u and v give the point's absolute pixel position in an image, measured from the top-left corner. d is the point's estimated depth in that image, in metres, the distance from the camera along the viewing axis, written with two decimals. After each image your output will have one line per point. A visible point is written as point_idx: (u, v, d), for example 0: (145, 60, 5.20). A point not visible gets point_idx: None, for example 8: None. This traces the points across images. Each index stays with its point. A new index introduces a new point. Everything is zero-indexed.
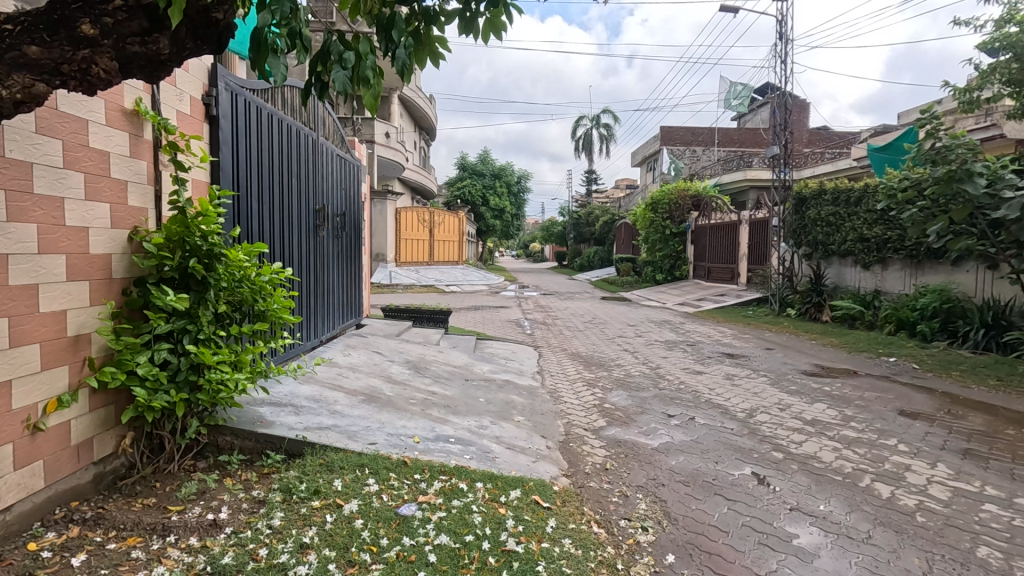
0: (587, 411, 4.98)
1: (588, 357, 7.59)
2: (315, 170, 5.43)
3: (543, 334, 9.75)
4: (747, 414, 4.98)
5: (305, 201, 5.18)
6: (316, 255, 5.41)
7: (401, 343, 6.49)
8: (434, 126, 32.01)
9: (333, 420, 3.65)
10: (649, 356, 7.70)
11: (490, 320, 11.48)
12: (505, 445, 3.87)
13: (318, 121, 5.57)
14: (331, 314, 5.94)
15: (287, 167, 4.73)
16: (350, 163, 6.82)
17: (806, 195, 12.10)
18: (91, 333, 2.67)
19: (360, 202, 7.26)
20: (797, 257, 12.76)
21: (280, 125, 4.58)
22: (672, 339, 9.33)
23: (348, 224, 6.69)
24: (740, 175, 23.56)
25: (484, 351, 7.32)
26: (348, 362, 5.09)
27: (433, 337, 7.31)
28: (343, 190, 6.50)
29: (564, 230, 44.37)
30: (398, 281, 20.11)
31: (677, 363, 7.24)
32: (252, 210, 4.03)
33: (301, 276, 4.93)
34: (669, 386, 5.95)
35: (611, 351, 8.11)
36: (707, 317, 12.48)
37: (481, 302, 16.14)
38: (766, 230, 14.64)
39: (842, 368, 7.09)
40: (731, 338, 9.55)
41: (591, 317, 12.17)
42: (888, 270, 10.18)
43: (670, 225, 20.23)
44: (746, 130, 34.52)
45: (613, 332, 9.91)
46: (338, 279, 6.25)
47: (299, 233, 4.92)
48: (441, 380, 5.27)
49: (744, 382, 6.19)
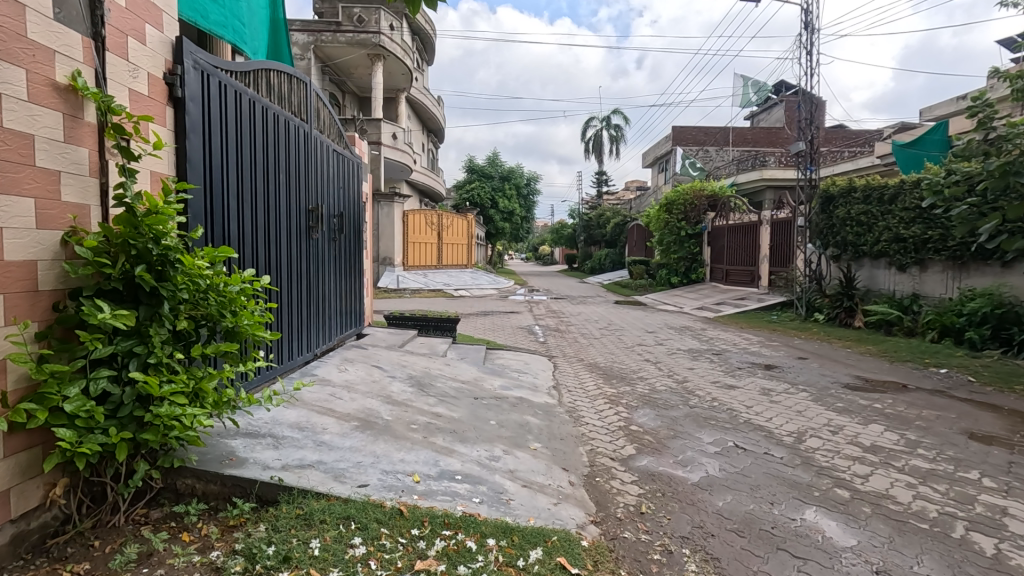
0: (612, 435, 4.40)
1: (607, 368, 7.00)
2: (308, 167, 4.95)
3: (556, 341, 9.18)
4: (795, 438, 4.36)
5: (296, 201, 4.68)
6: (309, 261, 4.93)
7: (404, 355, 5.95)
8: (442, 128, 31.59)
9: (318, 454, 3.10)
10: (673, 367, 7.10)
11: (500, 327, 10.90)
12: (521, 483, 3.29)
13: (312, 113, 5.09)
14: (328, 325, 5.45)
15: (274, 162, 4.26)
16: (350, 161, 6.35)
17: (834, 193, 11.43)
18: (5, 360, 2.14)
19: (361, 203, 6.80)
20: (823, 259, 12.10)
21: (265, 114, 4.11)
22: (695, 347, 8.70)
23: (348, 226, 6.21)
24: (757, 175, 22.85)
25: (495, 363, 6.76)
26: (343, 380, 4.55)
27: (439, 348, 6.76)
28: (342, 189, 6.03)
29: (574, 232, 43.75)
30: (405, 285, 19.65)
31: (705, 375, 6.63)
32: (227, 209, 3.55)
33: (289, 284, 4.44)
34: (700, 404, 5.35)
35: (631, 361, 7.50)
36: (729, 323, 11.84)
37: (491, 306, 15.62)
38: (790, 230, 13.96)
39: (888, 380, 6.45)
40: (758, 346, 8.92)
41: (606, 323, 11.57)
42: (928, 272, 9.49)
43: (686, 226, 19.57)
44: (760, 129, 33.77)
45: (631, 340, 9.31)
46: (336, 286, 5.76)
47: (287, 236, 4.44)
48: (447, 399, 4.71)
49: (783, 398, 5.57)
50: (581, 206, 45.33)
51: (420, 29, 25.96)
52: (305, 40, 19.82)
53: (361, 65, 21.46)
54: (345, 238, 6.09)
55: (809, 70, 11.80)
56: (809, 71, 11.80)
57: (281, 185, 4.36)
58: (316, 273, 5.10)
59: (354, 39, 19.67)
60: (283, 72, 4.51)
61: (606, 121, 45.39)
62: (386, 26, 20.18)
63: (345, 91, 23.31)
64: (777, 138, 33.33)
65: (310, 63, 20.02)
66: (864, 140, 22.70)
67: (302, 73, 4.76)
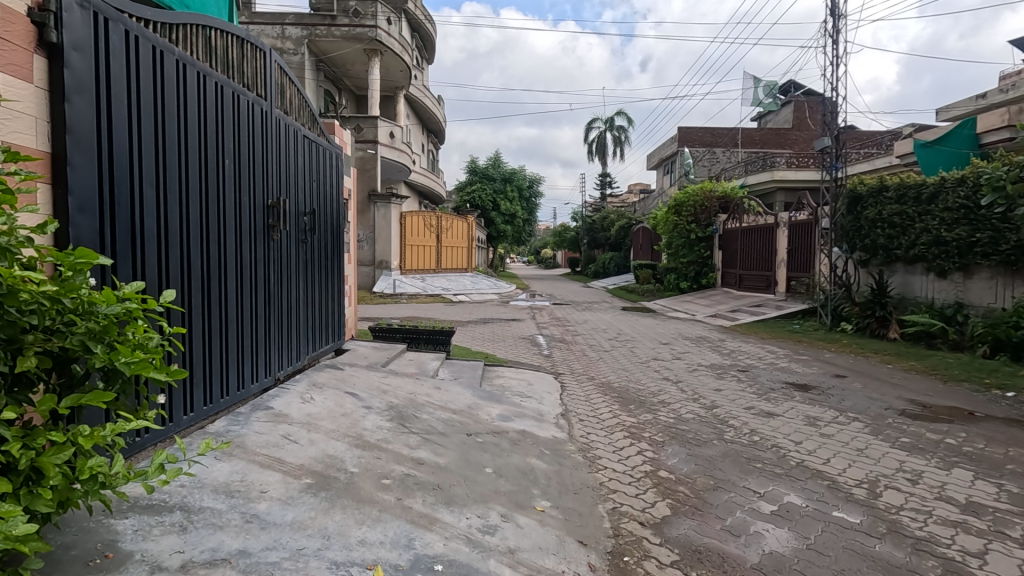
0: (638, 487, 3.52)
1: (622, 390, 6.12)
2: (269, 155, 4.14)
3: (562, 355, 8.31)
4: (868, 492, 3.47)
5: (249, 193, 3.85)
6: (266, 269, 4.11)
7: (386, 378, 5.08)
8: (442, 128, 30.79)
9: (244, 538, 2.23)
10: (697, 388, 6.22)
11: (501, 337, 10.04)
12: (524, 571, 2.41)
13: (274, 89, 4.29)
14: (294, 344, 4.63)
15: (218, 145, 3.44)
16: (327, 153, 5.55)
17: (862, 192, 10.56)
18: None
19: (341, 201, 5.99)
20: (850, 264, 11.21)
21: (204, 83, 3.30)
22: (717, 363, 7.82)
23: (324, 226, 5.40)
24: (767, 176, 22.29)
25: (494, 384, 5.89)
26: (303, 416, 3.68)
27: (429, 366, 5.90)
28: (317, 183, 5.23)
29: (577, 235, 42.89)
30: (403, 290, 18.81)
31: (736, 399, 5.76)
32: (139, 200, 2.74)
33: (232, 297, 3.62)
34: (738, 439, 4.47)
35: (648, 381, 6.62)
36: (748, 332, 10.96)
37: (492, 313, 14.78)
38: (811, 233, 13.08)
39: (949, 405, 5.56)
40: (786, 361, 8.03)
41: (615, 333, 10.71)
42: (973, 279, 8.63)
43: (696, 228, 18.69)
44: (768, 130, 32.91)
45: (645, 353, 8.43)
46: (307, 296, 4.94)
47: (231, 236, 3.60)
48: (433, 437, 3.84)
49: (835, 431, 4.69)
50: (584, 208, 44.47)
51: (419, 27, 25.23)
52: (298, 35, 19.09)
53: (358, 61, 20.71)
54: (320, 240, 5.28)
55: (833, 60, 10.93)
56: (834, 61, 10.92)
57: (227, 173, 3.55)
58: (276, 283, 4.27)
59: (349, 33, 18.93)
60: (231, 34, 3.70)
61: (609, 122, 44.60)
62: (383, 20, 19.43)
63: (342, 89, 22.59)
64: (785, 139, 32.51)
65: (304, 58, 19.26)
66: (879, 139, 21.80)
67: (256, 38, 3.97)
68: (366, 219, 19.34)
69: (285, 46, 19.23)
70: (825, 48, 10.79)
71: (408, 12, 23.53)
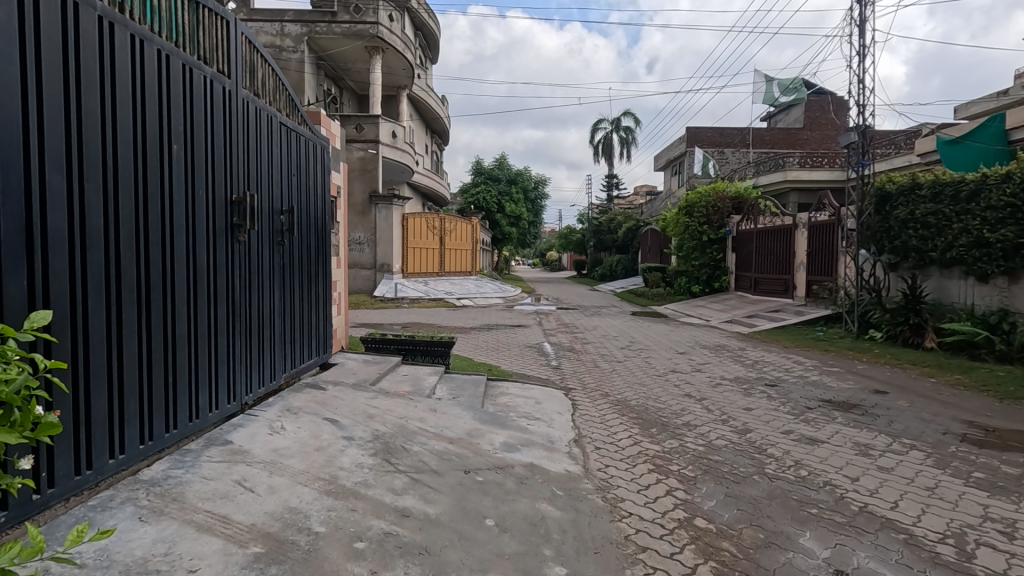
0: (672, 543, 2.87)
1: (641, 409, 5.48)
2: (234, 142, 3.53)
3: (572, 366, 7.67)
4: (957, 552, 2.81)
5: (206, 185, 3.23)
6: (230, 276, 3.51)
7: (374, 399, 4.47)
8: (446, 129, 30.30)
9: None
10: (725, 407, 5.57)
11: (506, 346, 9.40)
12: None
13: (241, 67, 3.69)
14: (267, 362, 4.03)
15: (162, 126, 2.83)
16: (311, 145, 4.94)
17: (892, 191, 9.91)
18: None
19: (328, 199, 5.38)
20: (878, 268, 10.53)
21: (142, 48, 2.70)
22: (742, 376, 7.16)
23: (305, 226, 4.80)
24: (780, 176, 21.66)
25: (497, 403, 5.26)
26: (266, 453, 3.06)
27: (425, 384, 5.27)
28: (298, 177, 4.64)
29: (583, 237, 42.23)
30: (405, 293, 18.22)
31: (771, 421, 5.10)
32: (38, 189, 2.14)
33: (181, 310, 3.01)
34: (783, 474, 3.82)
35: (669, 398, 5.97)
36: (769, 340, 10.28)
37: (497, 318, 14.16)
38: (832, 234, 12.41)
39: (1015, 429, 4.88)
40: (817, 374, 7.36)
41: (627, 340, 10.06)
42: (1019, 284, 7.94)
43: (709, 230, 18.01)
44: (779, 130, 32.15)
45: (662, 365, 7.78)
46: (283, 307, 4.34)
47: (180, 236, 3.00)
48: (424, 477, 3.21)
49: (893, 463, 4.03)
50: (591, 210, 43.83)
51: (422, 25, 24.69)
52: (298, 32, 18.54)
53: (359, 59, 20.19)
54: (300, 243, 4.68)
55: (859, 50, 10.25)
56: (860, 51, 10.25)
57: (175, 161, 2.94)
58: (242, 293, 3.67)
59: (350, 30, 18.42)
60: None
61: (616, 123, 43.89)
62: (385, 16, 18.90)
63: (343, 89, 22.11)
64: (796, 139, 31.81)
65: (304, 56, 18.70)
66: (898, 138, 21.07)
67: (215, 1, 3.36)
68: (367, 222, 18.77)
69: (284, 44, 18.67)
70: (851, 38, 10.12)
71: (410, 10, 22.98)
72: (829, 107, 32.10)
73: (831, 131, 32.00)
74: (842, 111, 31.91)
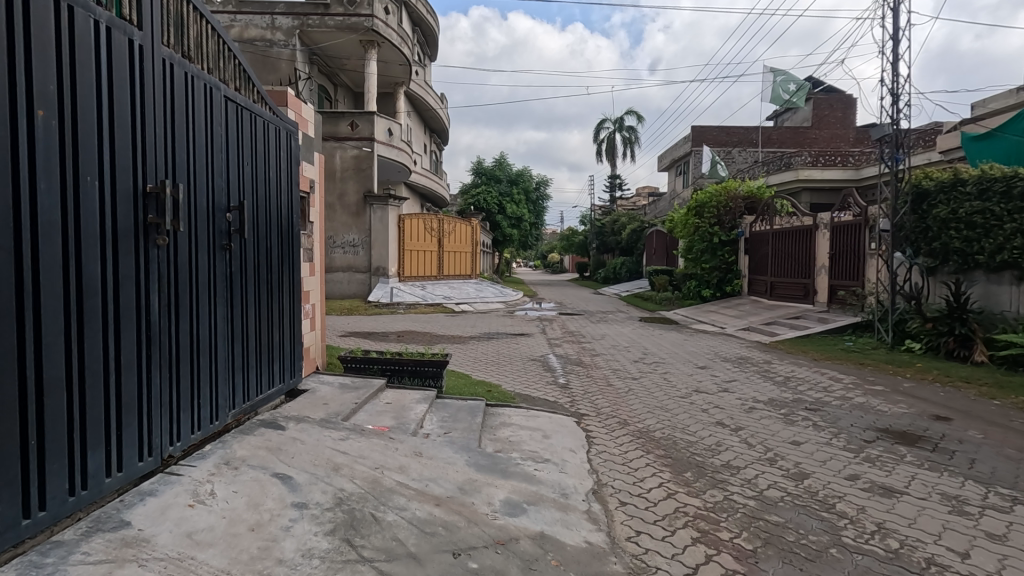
0: None
1: (669, 444, 4.60)
2: (147, 116, 2.66)
3: (582, 385, 6.80)
4: None
5: (99, 168, 2.36)
6: (142, 293, 2.64)
7: (344, 440, 3.59)
8: (445, 128, 29.51)
9: None
10: (767, 441, 4.69)
11: (507, 359, 8.50)
12: None
13: (161, 17, 2.82)
14: (204, 399, 3.17)
15: (14, 79, 1.97)
16: (271, 129, 4.08)
17: (929, 188, 9.08)
18: None
19: (295, 195, 4.52)
20: (914, 272, 9.66)
21: None
22: (777, 397, 6.26)
23: (263, 227, 3.94)
24: (791, 175, 21.00)
25: (497, 439, 4.38)
26: (173, 543, 2.20)
27: (411, 416, 4.40)
28: (252, 167, 3.79)
29: (586, 239, 41.32)
30: (401, 298, 17.36)
31: (828, 462, 4.21)
32: None
33: (54, 344, 2.14)
34: (868, 546, 2.94)
35: (699, 429, 5.08)
36: (796, 351, 9.39)
37: (498, 325, 13.27)
38: (857, 235, 11.54)
39: None
40: (861, 395, 6.48)
41: (641, 352, 9.16)
42: None
43: (720, 231, 17.16)
44: (787, 129, 31.27)
45: (683, 383, 6.89)
46: (229, 328, 3.48)
47: (51, 237, 2.13)
48: (397, 571, 2.32)
49: (1004, 529, 3.15)
50: (593, 212, 42.94)
51: (420, 21, 23.88)
52: (289, 25, 17.72)
53: (354, 53, 19.34)
54: (255, 246, 3.82)
55: (892, 35, 9.39)
56: (894, 36, 9.37)
57: (40, 135, 2.07)
58: (164, 313, 2.80)
59: (344, 23, 17.59)
60: None
61: (618, 123, 42.96)
62: (381, 9, 18.07)
63: (338, 85, 21.42)
64: (805, 138, 30.95)
65: (296, 50, 17.84)
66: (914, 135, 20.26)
67: None
68: (361, 223, 17.91)
69: (275, 38, 17.81)
70: (884, 21, 9.25)
71: (408, 4, 22.17)
72: (837, 105, 31.24)
73: (839, 129, 31.20)
74: (851, 109, 31.04)
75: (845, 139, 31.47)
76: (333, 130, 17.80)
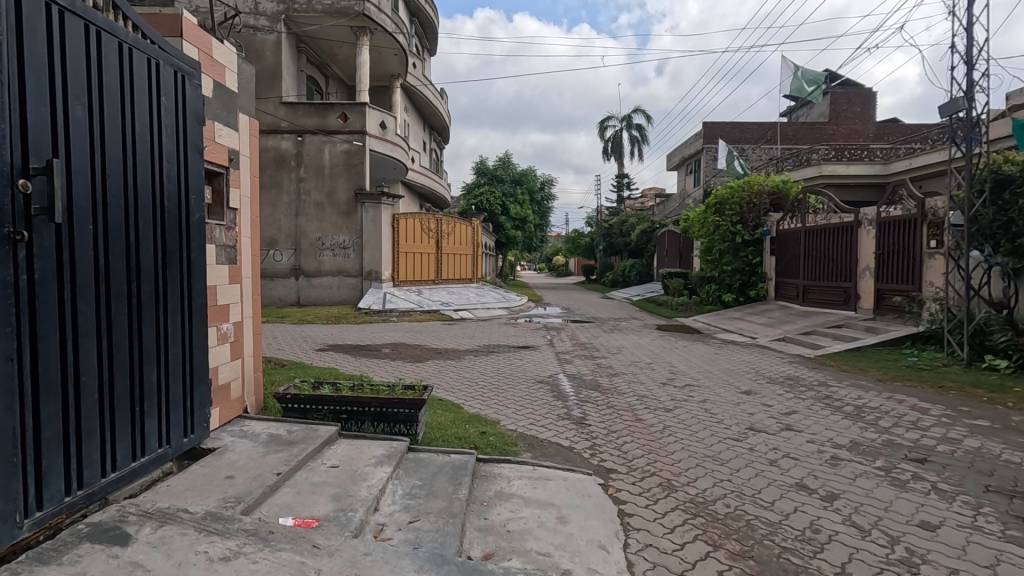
0: None
1: (744, 530, 3.13)
2: None
3: (604, 421, 5.32)
4: None
5: None
6: None
7: (227, 562, 2.11)
8: (446, 126, 28.20)
9: None
10: (884, 523, 3.20)
11: (509, 382, 7.03)
12: None
13: None
14: None
15: None
16: (135, 56, 2.63)
17: (1015, 174, 7.59)
18: None
19: (193, 165, 3.10)
20: (993, 275, 8.16)
21: None
22: (862, 439, 4.78)
23: (117, 207, 2.50)
24: (815, 171, 19.49)
25: (490, 529, 2.93)
26: None
27: (361, 494, 2.93)
28: (89, 110, 2.35)
29: (593, 240, 39.76)
30: (394, 304, 15.96)
31: (1000, 569, 2.73)
32: None
33: None
34: None
35: (777, 495, 3.60)
36: (853, 370, 7.86)
37: (499, 336, 11.83)
38: (911, 231, 9.97)
39: None
40: (967, 433, 4.98)
41: (668, 372, 7.65)
42: None
43: (742, 230, 15.59)
44: (804, 124, 29.72)
45: (731, 417, 5.42)
46: (25, 374, 2.04)
47: None
48: None
49: None
50: (601, 213, 41.50)
51: (417, 11, 22.56)
52: (274, 9, 16.37)
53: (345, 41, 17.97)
54: (98, 238, 2.39)
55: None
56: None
57: None
58: None
59: (333, 7, 16.26)
60: None
61: (625, 121, 41.58)
62: None
63: (329, 77, 20.12)
64: (822, 134, 29.43)
65: (281, 36, 16.47)
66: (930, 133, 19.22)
67: None
68: (352, 223, 16.51)
69: (259, 23, 16.44)
70: None
71: None
72: (855, 100, 29.83)
73: (858, 125, 29.66)
74: (870, 104, 29.54)
75: (864, 136, 29.92)
76: (321, 123, 16.40)
